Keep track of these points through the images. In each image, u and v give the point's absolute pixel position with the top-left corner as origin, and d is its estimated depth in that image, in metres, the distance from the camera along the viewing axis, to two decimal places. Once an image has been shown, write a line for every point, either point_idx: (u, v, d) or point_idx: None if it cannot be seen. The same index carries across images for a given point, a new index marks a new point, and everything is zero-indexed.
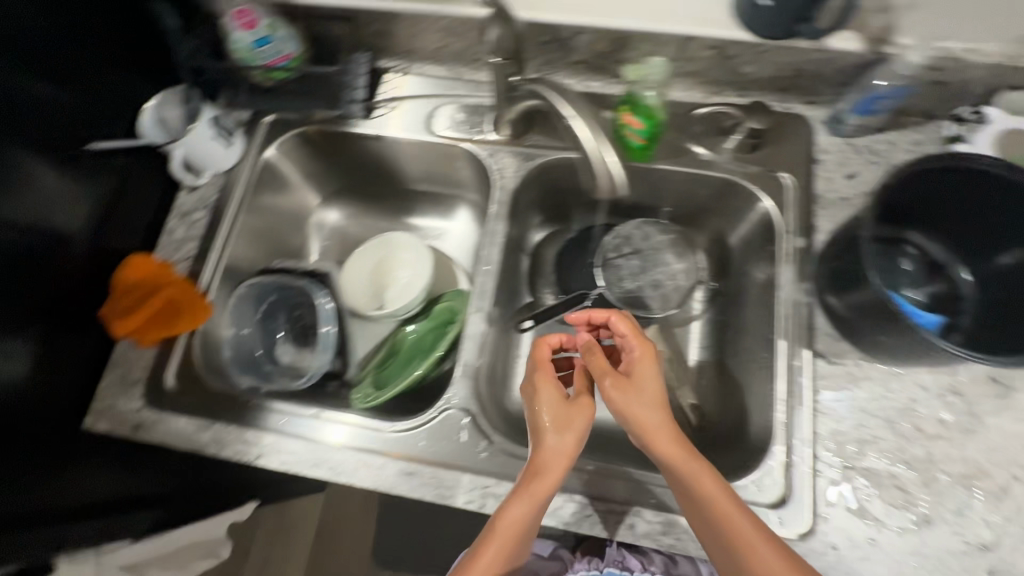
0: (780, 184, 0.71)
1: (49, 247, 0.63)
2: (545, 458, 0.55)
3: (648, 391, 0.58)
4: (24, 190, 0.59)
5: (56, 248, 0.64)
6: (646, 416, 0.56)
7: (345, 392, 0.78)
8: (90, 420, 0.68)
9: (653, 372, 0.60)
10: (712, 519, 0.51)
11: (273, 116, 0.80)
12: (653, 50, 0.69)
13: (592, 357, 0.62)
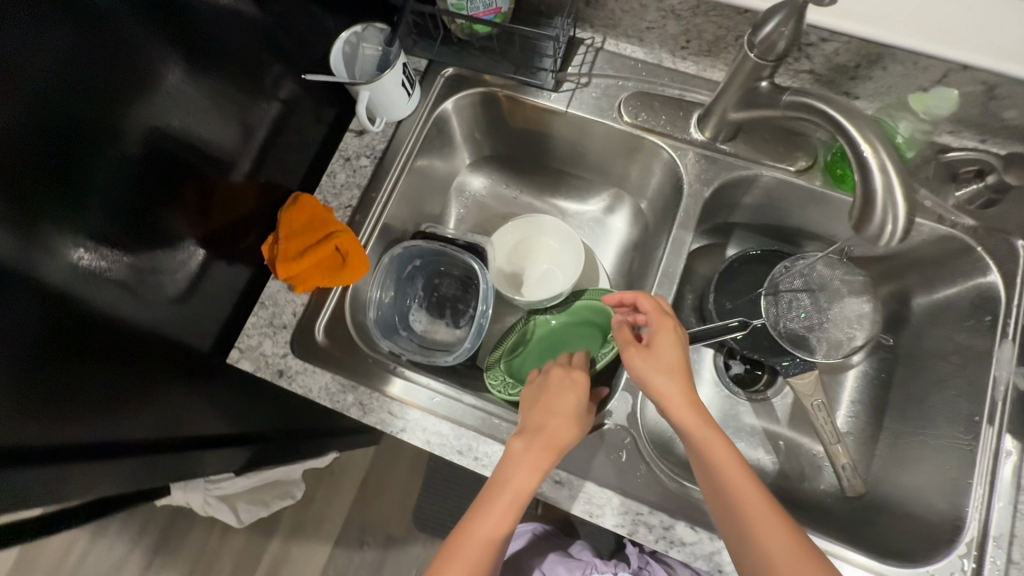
0: (1011, 247, 0.64)
1: (215, 170, 0.62)
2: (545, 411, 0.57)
3: (660, 360, 0.56)
4: (204, 106, 0.58)
5: (217, 171, 0.62)
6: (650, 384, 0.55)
7: (478, 374, 0.75)
8: (235, 355, 0.66)
9: (666, 351, 0.57)
10: (726, 499, 0.51)
11: (454, 70, 0.75)
12: (907, 74, 0.61)
13: (619, 332, 0.61)
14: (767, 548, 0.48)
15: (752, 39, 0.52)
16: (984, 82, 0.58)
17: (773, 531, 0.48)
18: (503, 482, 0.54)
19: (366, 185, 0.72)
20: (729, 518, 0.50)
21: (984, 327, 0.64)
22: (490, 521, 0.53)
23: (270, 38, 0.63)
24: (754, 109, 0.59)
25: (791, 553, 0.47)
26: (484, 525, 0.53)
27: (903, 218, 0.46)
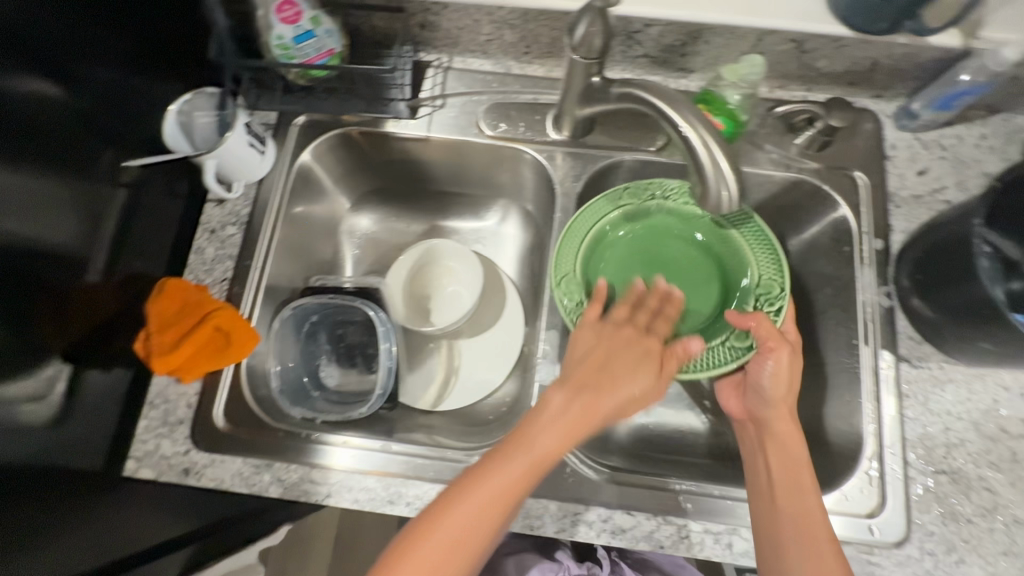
0: (853, 181, 0.70)
1: (65, 275, 0.56)
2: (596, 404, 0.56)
3: (768, 374, 0.61)
4: (41, 208, 0.53)
5: (68, 277, 0.57)
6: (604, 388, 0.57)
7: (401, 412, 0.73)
8: (132, 467, 0.62)
9: (682, 345, 0.62)
10: (794, 506, 0.54)
11: (305, 117, 0.73)
12: (727, 43, 0.65)
13: (755, 328, 0.62)
14: (812, 530, 0.53)
15: (572, 43, 0.54)
16: (795, 39, 0.63)
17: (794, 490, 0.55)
18: (491, 476, 0.51)
19: (237, 254, 0.69)
20: (770, 505, 0.55)
21: (846, 257, 0.69)
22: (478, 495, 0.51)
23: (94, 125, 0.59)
24: (595, 105, 0.60)
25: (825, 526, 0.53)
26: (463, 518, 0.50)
27: (735, 184, 0.48)
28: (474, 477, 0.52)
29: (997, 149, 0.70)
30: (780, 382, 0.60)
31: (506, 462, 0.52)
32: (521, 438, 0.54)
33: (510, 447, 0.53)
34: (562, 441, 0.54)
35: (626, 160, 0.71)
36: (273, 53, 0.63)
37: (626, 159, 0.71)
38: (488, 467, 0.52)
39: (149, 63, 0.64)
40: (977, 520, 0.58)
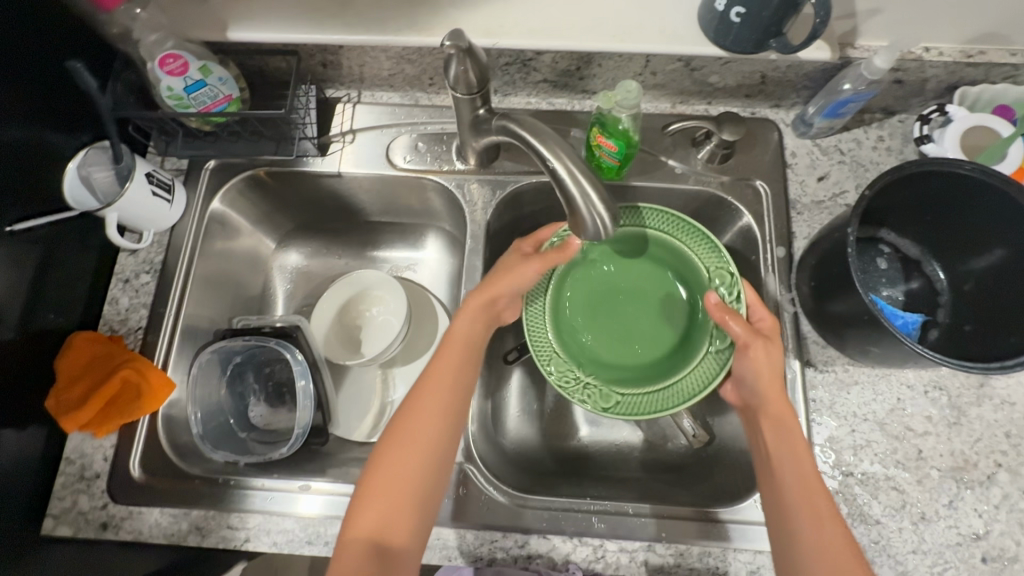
0: (755, 191, 0.71)
1: None
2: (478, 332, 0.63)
3: (760, 367, 0.58)
4: None
5: None
6: (470, 323, 0.63)
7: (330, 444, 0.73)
8: (48, 525, 0.62)
9: (528, 276, 0.64)
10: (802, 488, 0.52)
11: (215, 161, 0.74)
12: (617, 66, 0.67)
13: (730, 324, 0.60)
14: (817, 508, 0.51)
15: (449, 82, 0.55)
16: (681, 58, 0.64)
17: (806, 481, 0.53)
18: (408, 423, 0.57)
19: (155, 303, 0.70)
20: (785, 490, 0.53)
21: (754, 266, 0.70)
22: (420, 435, 0.57)
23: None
24: (484, 136, 0.62)
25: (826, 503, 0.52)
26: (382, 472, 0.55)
27: (605, 208, 0.49)
28: (394, 427, 0.58)
29: (893, 150, 0.70)
30: (766, 375, 0.58)
31: (419, 404, 0.58)
32: (423, 380, 0.60)
33: (417, 389, 0.60)
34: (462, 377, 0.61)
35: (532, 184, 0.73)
36: (167, 104, 0.64)
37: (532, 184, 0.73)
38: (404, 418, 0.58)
39: (59, 113, 0.63)
40: (886, 519, 0.59)
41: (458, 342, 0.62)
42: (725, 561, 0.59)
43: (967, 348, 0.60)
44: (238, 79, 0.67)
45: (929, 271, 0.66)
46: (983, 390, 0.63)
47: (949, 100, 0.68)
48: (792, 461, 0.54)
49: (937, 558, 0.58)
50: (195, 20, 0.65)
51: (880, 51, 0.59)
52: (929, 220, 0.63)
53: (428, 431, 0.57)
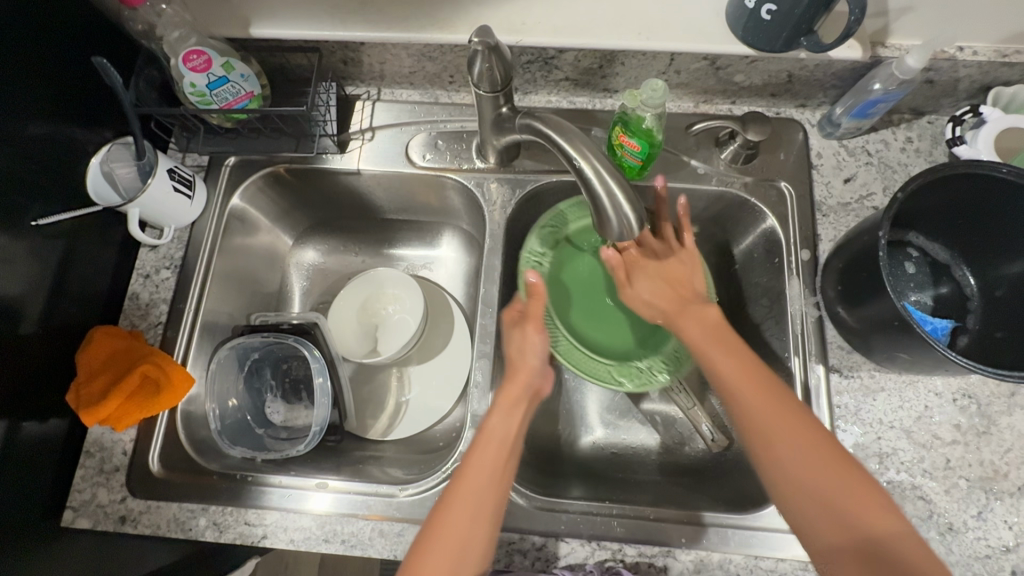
0: (779, 192, 0.70)
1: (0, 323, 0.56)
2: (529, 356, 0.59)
3: (647, 299, 0.63)
4: None
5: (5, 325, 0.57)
6: (527, 372, 0.59)
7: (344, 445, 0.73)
8: (68, 517, 0.62)
9: (538, 341, 0.61)
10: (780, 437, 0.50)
11: (236, 158, 0.74)
12: (641, 65, 0.66)
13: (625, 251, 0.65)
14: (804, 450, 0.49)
15: (473, 79, 0.55)
16: (707, 57, 0.63)
17: (789, 437, 0.49)
18: (471, 476, 0.53)
19: (175, 298, 0.70)
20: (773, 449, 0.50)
21: (776, 268, 0.69)
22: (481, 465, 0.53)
23: (22, 180, 0.57)
24: (506, 135, 0.61)
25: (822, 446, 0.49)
26: (448, 523, 0.50)
27: (631, 209, 0.49)
28: (458, 482, 0.53)
29: (923, 152, 0.69)
30: (660, 287, 0.63)
31: (479, 458, 0.54)
32: (486, 434, 0.56)
33: (477, 443, 0.55)
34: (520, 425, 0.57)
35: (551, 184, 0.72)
36: (189, 100, 0.64)
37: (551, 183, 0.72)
38: (467, 473, 0.53)
39: (82, 108, 0.63)
40: (913, 529, 0.58)
41: (515, 389, 0.58)
42: (746, 567, 0.58)
43: (999, 355, 0.59)
44: (260, 75, 0.67)
45: (958, 275, 0.64)
46: (1012, 399, 0.62)
47: (981, 101, 0.67)
48: (761, 415, 0.51)
49: (965, 569, 0.56)
50: (217, 15, 0.65)
51: (913, 51, 0.58)
52: (961, 225, 0.62)
53: (495, 479, 0.53)
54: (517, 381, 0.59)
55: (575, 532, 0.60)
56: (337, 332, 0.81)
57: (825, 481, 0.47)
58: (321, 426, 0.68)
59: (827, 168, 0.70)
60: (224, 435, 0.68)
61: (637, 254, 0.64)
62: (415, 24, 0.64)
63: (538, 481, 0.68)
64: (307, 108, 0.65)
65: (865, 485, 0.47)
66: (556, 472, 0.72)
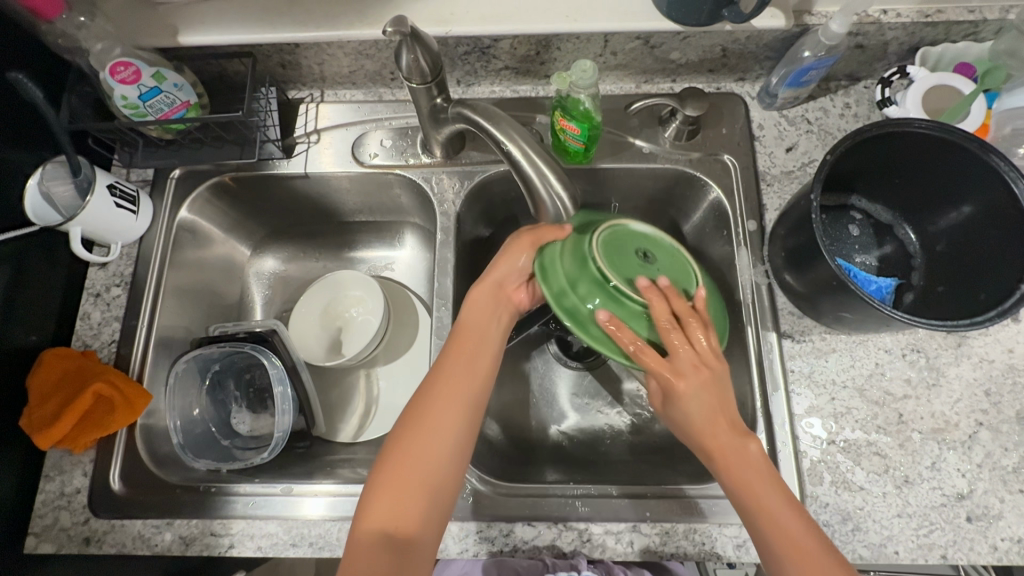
0: (723, 165, 0.71)
1: None
2: (463, 332, 0.59)
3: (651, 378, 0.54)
4: None
5: None
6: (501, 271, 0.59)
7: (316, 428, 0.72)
8: (30, 543, 0.61)
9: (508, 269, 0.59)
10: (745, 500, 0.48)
11: (180, 169, 0.73)
12: (577, 48, 0.66)
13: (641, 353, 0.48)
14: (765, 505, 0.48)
15: (402, 72, 0.55)
16: (639, 36, 0.64)
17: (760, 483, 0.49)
18: (405, 463, 0.52)
19: (127, 314, 0.70)
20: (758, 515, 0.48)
21: (727, 240, 0.70)
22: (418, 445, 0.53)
23: None
24: (445, 126, 0.61)
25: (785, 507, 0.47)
26: (428, 425, 0.54)
27: (566, 194, 0.52)
28: (434, 386, 0.56)
29: (860, 116, 0.70)
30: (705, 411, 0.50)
31: (427, 433, 0.53)
32: (462, 333, 0.59)
33: (414, 425, 0.54)
34: (496, 331, 0.60)
35: (498, 173, 0.73)
36: (123, 113, 0.63)
37: (499, 172, 0.73)
38: (442, 377, 0.56)
39: (10, 127, 0.62)
40: (869, 484, 0.59)
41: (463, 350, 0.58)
42: (711, 537, 0.59)
43: (942, 308, 0.60)
44: (195, 84, 0.67)
45: (901, 234, 0.65)
46: (957, 350, 0.63)
47: (911, 62, 0.68)
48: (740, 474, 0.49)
49: (921, 518, 0.57)
50: (145, 25, 0.64)
51: (837, 16, 0.58)
52: (900, 183, 0.63)
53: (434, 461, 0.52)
54: (485, 286, 0.60)
55: (544, 518, 0.60)
56: (299, 339, 0.80)
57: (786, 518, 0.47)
58: (283, 436, 0.68)
59: (769, 136, 0.71)
60: (188, 448, 0.67)
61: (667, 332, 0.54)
62: (344, 20, 0.64)
63: (507, 470, 0.68)
64: (244, 115, 0.65)
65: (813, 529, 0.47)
66: (525, 458, 0.73)
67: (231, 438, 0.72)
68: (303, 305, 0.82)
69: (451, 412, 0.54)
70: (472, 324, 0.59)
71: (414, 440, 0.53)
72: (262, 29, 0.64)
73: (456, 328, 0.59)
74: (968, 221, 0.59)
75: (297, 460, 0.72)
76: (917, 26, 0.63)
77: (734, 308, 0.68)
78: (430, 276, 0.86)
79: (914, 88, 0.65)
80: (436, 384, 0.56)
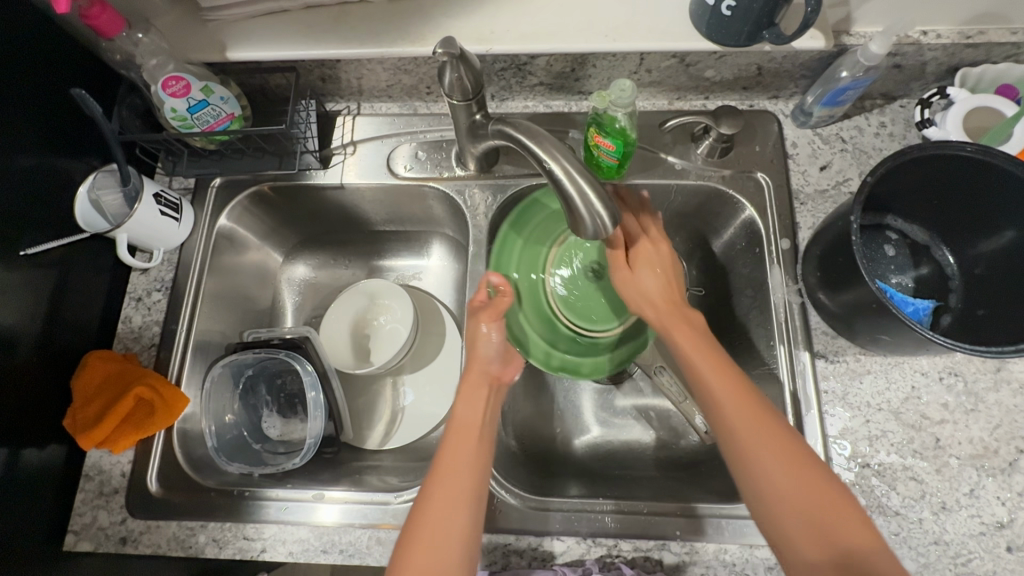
0: (756, 183, 0.71)
1: None
2: (459, 413, 0.60)
3: (645, 291, 0.62)
4: None
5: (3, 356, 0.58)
6: (478, 361, 0.64)
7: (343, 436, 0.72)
8: (70, 541, 0.63)
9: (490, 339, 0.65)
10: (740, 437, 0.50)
11: (221, 179, 0.75)
12: (613, 65, 0.67)
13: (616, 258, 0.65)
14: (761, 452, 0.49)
15: (444, 90, 0.56)
16: (676, 54, 0.65)
17: (750, 414, 0.51)
18: (429, 523, 0.51)
19: (167, 319, 0.71)
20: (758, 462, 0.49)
21: (759, 258, 0.70)
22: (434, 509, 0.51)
23: (10, 213, 0.59)
24: (482, 142, 0.62)
25: (781, 456, 0.48)
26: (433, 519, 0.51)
27: (605, 210, 0.50)
28: (436, 479, 0.54)
29: (896, 136, 0.70)
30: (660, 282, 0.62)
31: (442, 499, 0.52)
32: (457, 426, 0.58)
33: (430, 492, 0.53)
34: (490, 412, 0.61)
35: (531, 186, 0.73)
36: (172, 124, 0.65)
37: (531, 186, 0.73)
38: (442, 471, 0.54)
39: (64, 138, 0.64)
40: (906, 509, 0.58)
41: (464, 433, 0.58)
42: (741, 558, 0.59)
43: (981, 331, 0.59)
44: (240, 96, 0.69)
45: (938, 255, 0.65)
46: (996, 375, 0.62)
47: (949, 83, 0.68)
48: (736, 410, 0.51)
49: (960, 545, 0.56)
50: (193, 40, 0.66)
51: (876, 37, 0.58)
52: (938, 205, 0.62)
53: (452, 520, 0.51)
54: (472, 377, 0.63)
55: (573, 532, 0.61)
56: (329, 347, 0.82)
57: (791, 476, 0.47)
58: (314, 443, 0.69)
59: (803, 155, 0.71)
60: (222, 451, 0.69)
61: (637, 253, 0.63)
62: (385, 36, 0.65)
63: (535, 483, 0.69)
64: (286, 127, 0.66)
65: (831, 490, 0.46)
66: (551, 471, 0.73)
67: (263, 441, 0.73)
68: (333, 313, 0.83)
69: (461, 475, 0.54)
70: (466, 403, 0.61)
71: (434, 499, 0.52)
72: (306, 44, 0.66)
73: (451, 422, 0.59)
74: (1009, 244, 0.58)
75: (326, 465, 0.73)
76: (958, 48, 0.63)
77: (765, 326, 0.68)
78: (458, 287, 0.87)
79: (954, 109, 0.64)
80: (442, 461, 0.56)
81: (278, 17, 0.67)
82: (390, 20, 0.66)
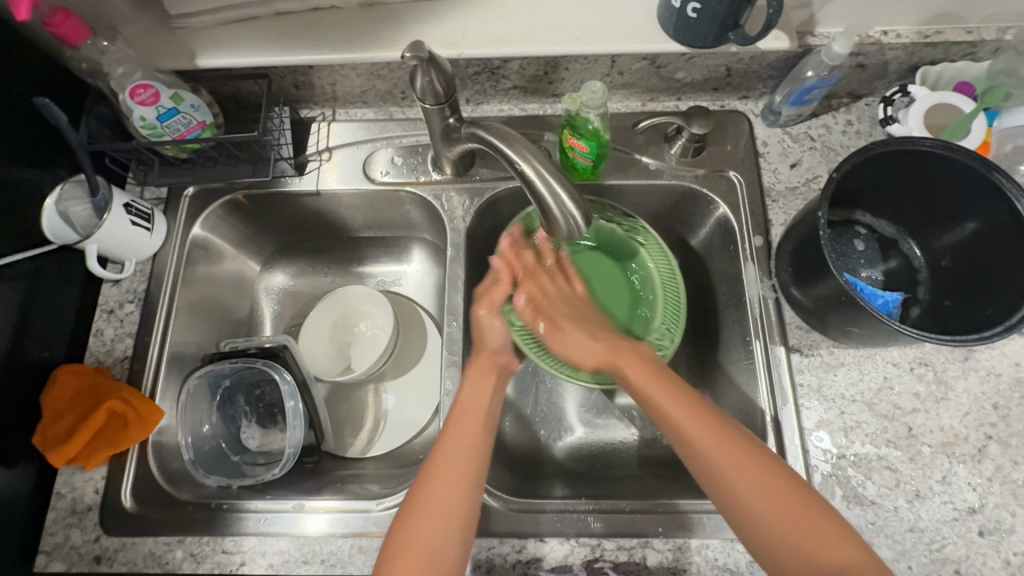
0: (729, 181, 0.72)
1: None
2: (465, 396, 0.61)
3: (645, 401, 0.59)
4: None
5: None
6: (487, 348, 0.65)
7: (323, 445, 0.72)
8: (41, 562, 0.61)
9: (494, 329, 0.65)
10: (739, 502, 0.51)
11: (194, 188, 0.74)
12: (585, 68, 0.68)
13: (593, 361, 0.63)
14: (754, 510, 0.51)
15: (416, 95, 0.56)
16: (646, 56, 0.66)
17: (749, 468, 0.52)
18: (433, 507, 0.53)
19: (142, 331, 0.70)
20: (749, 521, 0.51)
21: (734, 255, 0.71)
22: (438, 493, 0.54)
23: None
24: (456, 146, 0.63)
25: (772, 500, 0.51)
26: (434, 497, 0.54)
27: (578, 209, 0.50)
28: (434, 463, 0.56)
29: (863, 133, 0.71)
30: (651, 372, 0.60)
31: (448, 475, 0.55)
32: (462, 407, 0.60)
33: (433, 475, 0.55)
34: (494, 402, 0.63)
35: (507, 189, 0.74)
36: (141, 133, 0.64)
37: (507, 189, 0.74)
38: (427, 480, 0.55)
39: (30, 150, 0.63)
40: (881, 498, 0.59)
41: (465, 420, 0.59)
42: (722, 552, 0.59)
43: (947, 321, 0.61)
44: (211, 104, 0.68)
45: (908, 249, 0.66)
46: (963, 364, 0.64)
47: (911, 81, 0.70)
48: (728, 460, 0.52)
49: (934, 532, 0.57)
50: (163, 48, 0.66)
51: (838, 38, 0.60)
52: (905, 198, 0.64)
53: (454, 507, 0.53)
54: (479, 364, 0.64)
55: (557, 533, 0.60)
56: (310, 356, 0.81)
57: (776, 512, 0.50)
58: (293, 453, 0.68)
59: (774, 153, 0.72)
60: (199, 463, 0.67)
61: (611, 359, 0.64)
62: (355, 42, 0.65)
63: (518, 486, 0.69)
64: (258, 134, 0.66)
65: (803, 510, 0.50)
66: (536, 475, 0.73)
67: (242, 452, 0.72)
68: (315, 321, 0.82)
69: (465, 456, 0.57)
70: (473, 387, 0.62)
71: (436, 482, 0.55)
72: (277, 51, 0.66)
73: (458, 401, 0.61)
74: (974, 236, 0.60)
75: (308, 475, 0.72)
76: (917, 48, 0.65)
77: (743, 323, 0.69)
78: (440, 291, 0.87)
79: (914, 107, 0.66)
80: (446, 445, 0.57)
81: (248, 24, 0.67)
82: (363, 27, 0.66)
